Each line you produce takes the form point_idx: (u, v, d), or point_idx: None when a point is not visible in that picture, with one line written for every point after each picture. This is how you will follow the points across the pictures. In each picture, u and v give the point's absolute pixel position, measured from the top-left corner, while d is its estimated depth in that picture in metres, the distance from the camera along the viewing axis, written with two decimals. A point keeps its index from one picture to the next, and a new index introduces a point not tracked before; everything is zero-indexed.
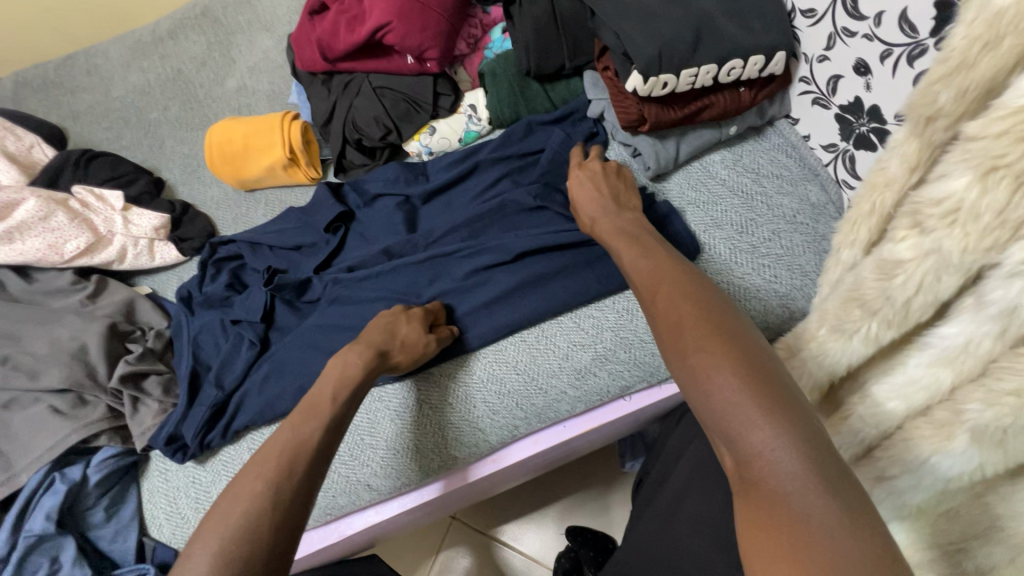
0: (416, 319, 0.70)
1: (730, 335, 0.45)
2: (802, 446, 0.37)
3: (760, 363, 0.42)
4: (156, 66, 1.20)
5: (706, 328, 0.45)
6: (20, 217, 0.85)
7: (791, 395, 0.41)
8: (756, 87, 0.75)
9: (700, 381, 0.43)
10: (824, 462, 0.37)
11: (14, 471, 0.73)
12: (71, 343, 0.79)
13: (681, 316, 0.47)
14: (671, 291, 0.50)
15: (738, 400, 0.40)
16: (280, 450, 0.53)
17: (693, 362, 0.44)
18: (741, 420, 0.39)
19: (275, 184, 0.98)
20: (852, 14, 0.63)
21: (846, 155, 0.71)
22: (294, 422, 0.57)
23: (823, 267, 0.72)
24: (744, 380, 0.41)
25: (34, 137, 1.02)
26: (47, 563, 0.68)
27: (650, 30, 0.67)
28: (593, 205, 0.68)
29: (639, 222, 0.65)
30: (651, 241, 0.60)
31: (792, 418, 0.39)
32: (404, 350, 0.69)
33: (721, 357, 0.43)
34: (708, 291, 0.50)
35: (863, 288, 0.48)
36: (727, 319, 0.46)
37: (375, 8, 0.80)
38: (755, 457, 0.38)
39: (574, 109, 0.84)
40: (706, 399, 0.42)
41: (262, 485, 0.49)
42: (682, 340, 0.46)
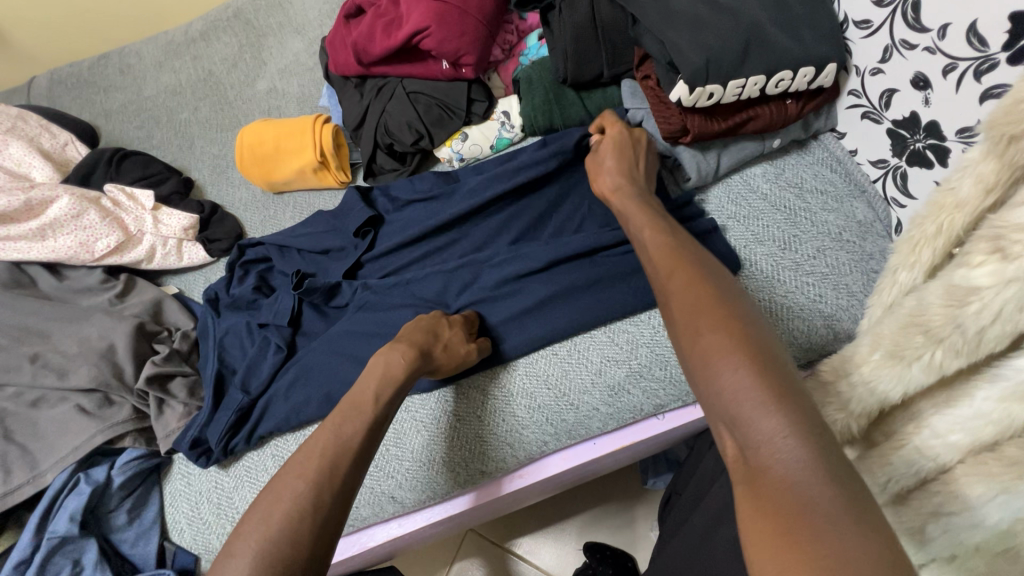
0: (457, 327, 0.69)
1: (747, 323, 0.42)
2: (812, 439, 0.35)
3: (774, 352, 0.40)
4: (188, 67, 1.21)
5: (721, 313, 0.43)
6: (54, 215, 0.85)
7: (801, 387, 0.39)
8: (803, 100, 0.72)
9: (712, 364, 0.40)
10: (834, 456, 0.34)
11: (39, 470, 0.72)
12: (100, 342, 0.78)
13: (696, 300, 0.45)
14: (688, 275, 0.49)
15: (749, 385, 0.38)
16: (322, 450, 0.52)
17: (704, 346, 0.42)
18: (749, 406, 0.37)
19: (304, 187, 0.98)
20: (912, 26, 0.60)
21: (898, 172, 0.69)
22: (337, 421, 0.56)
23: (872, 288, 0.69)
24: (756, 365, 0.39)
25: (68, 135, 1.03)
26: (69, 566, 0.67)
27: (699, 38, 0.65)
28: (609, 176, 0.68)
29: (653, 206, 0.63)
30: (670, 226, 0.58)
31: (804, 409, 0.36)
32: (447, 353, 0.66)
33: (734, 341, 0.41)
34: (725, 280, 0.48)
35: (928, 312, 0.45)
36: (743, 306, 0.44)
37: (413, 13, 0.79)
38: (760, 442, 0.36)
39: None
40: (715, 382, 0.40)
41: (303, 487, 0.48)
42: (696, 323, 0.44)
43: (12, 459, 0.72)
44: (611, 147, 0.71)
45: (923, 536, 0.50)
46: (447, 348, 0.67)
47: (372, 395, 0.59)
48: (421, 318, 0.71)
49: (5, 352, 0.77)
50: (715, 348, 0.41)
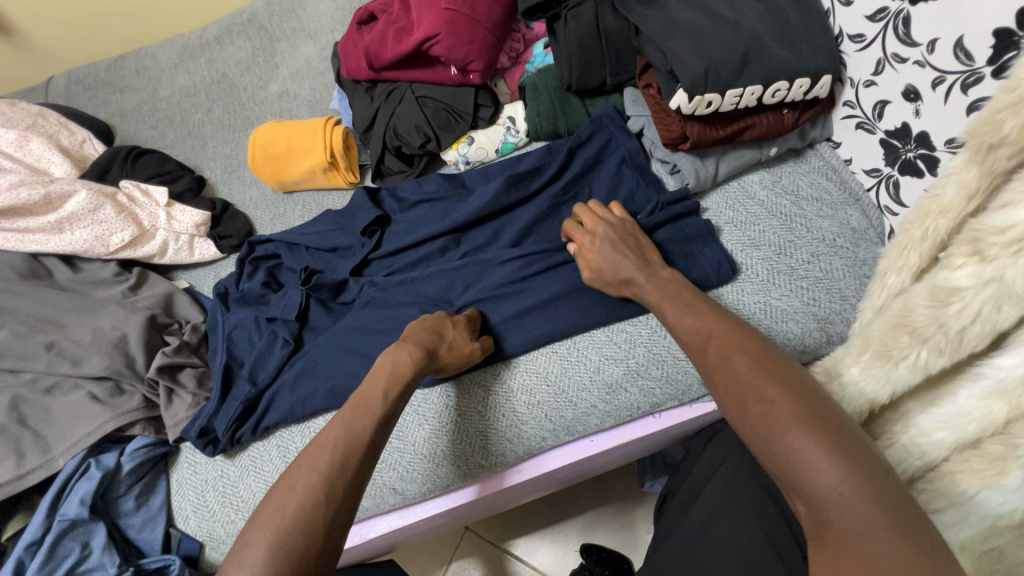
0: (461, 326, 0.72)
1: (790, 386, 0.46)
2: (870, 489, 0.38)
3: (821, 409, 0.44)
4: (202, 69, 1.24)
5: (764, 381, 0.47)
6: (71, 209, 0.87)
7: (852, 434, 0.42)
8: (799, 109, 0.75)
9: (765, 434, 0.43)
10: (894, 503, 0.37)
11: (51, 455, 0.74)
12: (114, 333, 0.81)
13: (738, 372, 0.49)
14: (725, 345, 0.52)
15: (804, 448, 0.41)
16: (333, 443, 0.54)
17: (755, 417, 0.45)
18: (805, 464, 0.40)
19: (313, 187, 1.00)
20: (903, 41, 0.63)
21: (890, 181, 0.71)
22: (347, 416, 0.57)
23: (864, 293, 0.71)
24: (808, 428, 0.42)
25: (85, 133, 1.06)
26: (78, 549, 0.69)
27: (699, 49, 0.68)
28: (623, 270, 0.68)
29: (679, 281, 0.66)
30: (695, 300, 0.62)
31: (858, 462, 0.39)
32: (452, 353, 0.69)
33: (781, 407, 0.44)
34: (762, 346, 0.52)
35: (913, 313, 0.48)
36: (782, 368, 0.48)
37: (424, 20, 0.82)
38: (823, 502, 0.38)
39: (601, 121, 0.84)
40: (772, 451, 0.43)
41: (315, 478, 0.50)
42: (742, 396, 0.47)
43: (26, 443, 0.74)
44: (608, 236, 0.71)
45: None
46: (453, 348, 0.69)
47: (380, 389, 0.61)
48: (425, 317, 0.73)
49: (21, 339, 0.80)
50: (764, 418, 0.44)
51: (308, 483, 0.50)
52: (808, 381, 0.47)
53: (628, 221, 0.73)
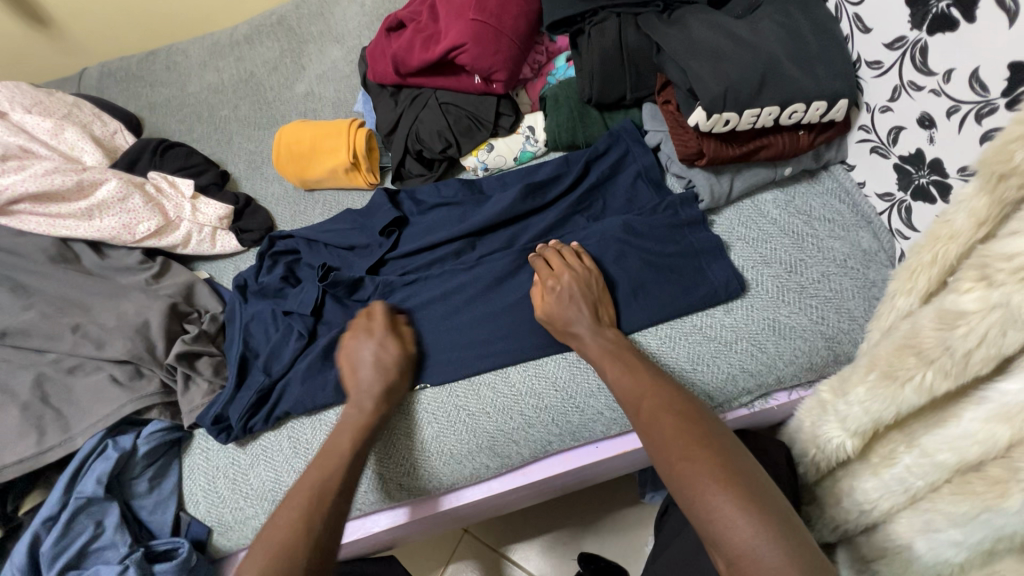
0: (382, 334, 0.75)
1: (709, 442, 0.56)
2: (780, 541, 0.47)
3: (736, 464, 0.54)
4: (230, 67, 1.28)
5: (686, 439, 0.56)
6: (102, 197, 0.90)
7: (761, 486, 0.52)
8: (815, 132, 0.76)
9: (692, 493, 0.53)
10: (799, 548, 0.47)
11: (70, 434, 0.76)
12: (137, 318, 0.83)
13: (663, 429, 0.58)
14: (658, 407, 0.60)
15: (724, 506, 0.50)
16: (310, 488, 0.61)
17: (680, 473, 0.54)
18: (726, 522, 0.49)
19: (334, 186, 1.03)
20: (920, 69, 0.64)
21: (903, 205, 0.72)
22: (323, 464, 0.64)
23: (872, 314, 0.73)
24: (726, 487, 0.51)
25: (117, 124, 1.09)
26: (92, 527, 0.70)
27: (719, 69, 0.70)
28: (572, 322, 0.72)
29: (620, 339, 0.71)
30: (631, 355, 0.68)
31: (768, 513, 0.49)
32: (403, 376, 0.75)
33: (701, 465, 0.54)
34: (682, 403, 0.61)
35: (921, 336, 0.49)
36: (704, 428, 0.57)
37: (451, 30, 0.85)
38: (741, 555, 0.48)
39: (616, 137, 0.86)
40: (699, 507, 0.52)
41: (298, 515, 0.58)
42: (666, 452, 0.57)
43: (47, 422, 0.76)
44: (569, 283, 0.73)
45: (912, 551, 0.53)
46: (400, 368, 0.74)
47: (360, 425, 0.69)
48: (352, 356, 0.74)
49: (47, 320, 0.82)
50: (690, 477, 0.53)
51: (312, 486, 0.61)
52: (719, 430, 0.58)
53: (593, 270, 0.75)
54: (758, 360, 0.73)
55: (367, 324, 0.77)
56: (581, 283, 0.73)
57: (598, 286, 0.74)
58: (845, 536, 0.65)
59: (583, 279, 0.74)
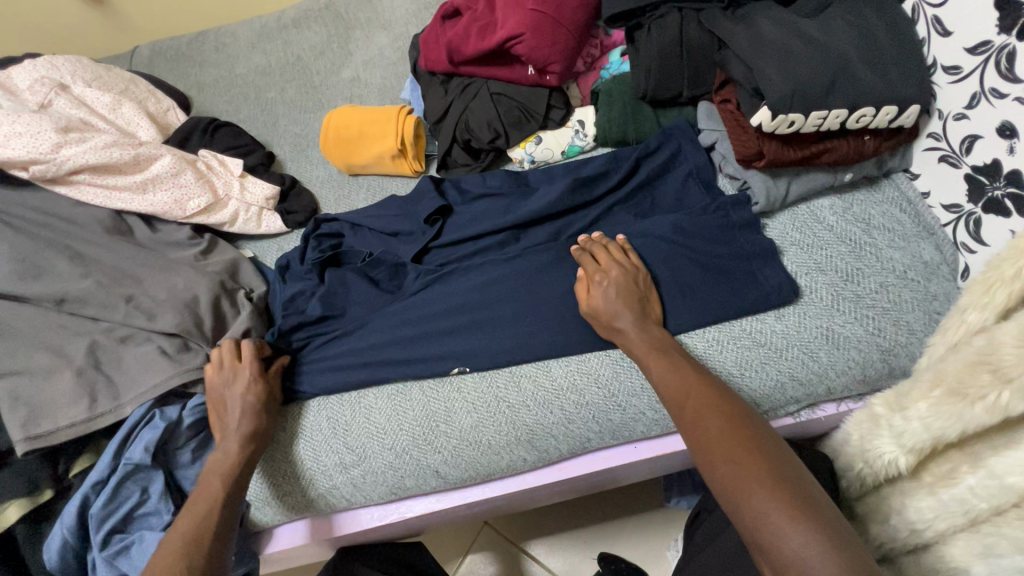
0: (247, 379, 0.74)
1: (759, 448, 0.54)
2: (829, 550, 0.46)
3: (785, 470, 0.52)
4: (278, 50, 1.29)
5: (733, 442, 0.55)
6: (156, 171, 0.92)
7: (809, 495, 0.50)
8: (881, 137, 0.74)
9: (737, 497, 0.52)
10: (849, 558, 0.46)
11: (120, 402, 0.77)
12: (186, 293, 0.85)
13: (709, 431, 0.57)
14: (703, 408, 0.59)
15: (770, 512, 0.49)
16: (185, 534, 0.64)
17: (725, 477, 0.53)
18: (771, 529, 0.49)
19: (379, 172, 1.03)
20: (1005, 76, 0.61)
21: (971, 218, 0.70)
22: (189, 509, 0.67)
23: (932, 330, 0.70)
24: (774, 493, 0.50)
25: (170, 102, 1.11)
26: (138, 493, 0.73)
27: (788, 68, 0.68)
28: (617, 319, 0.70)
29: (666, 338, 0.69)
30: (676, 354, 0.67)
31: (819, 522, 0.48)
32: (268, 420, 0.75)
33: (747, 470, 0.53)
34: (730, 406, 0.59)
35: (1000, 352, 0.48)
36: (750, 432, 0.56)
37: (509, 19, 0.84)
38: (788, 563, 0.47)
39: (669, 136, 0.85)
40: (745, 511, 0.51)
41: (173, 563, 0.61)
42: (711, 453, 0.56)
43: (99, 388, 0.78)
44: (616, 278, 0.72)
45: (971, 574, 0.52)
46: (266, 412, 0.74)
47: (226, 470, 0.70)
48: (218, 401, 0.74)
49: (101, 290, 0.84)
50: (735, 481, 0.52)
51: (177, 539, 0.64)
52: (768, 435, 0.56)
53: (638, 267, 0.74)
54: (809, 369, 0.71)
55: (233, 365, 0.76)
56: (628, 280, 0.72)
57: (645, 284, 0.73)
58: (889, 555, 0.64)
59: (627, 274, 0.73)
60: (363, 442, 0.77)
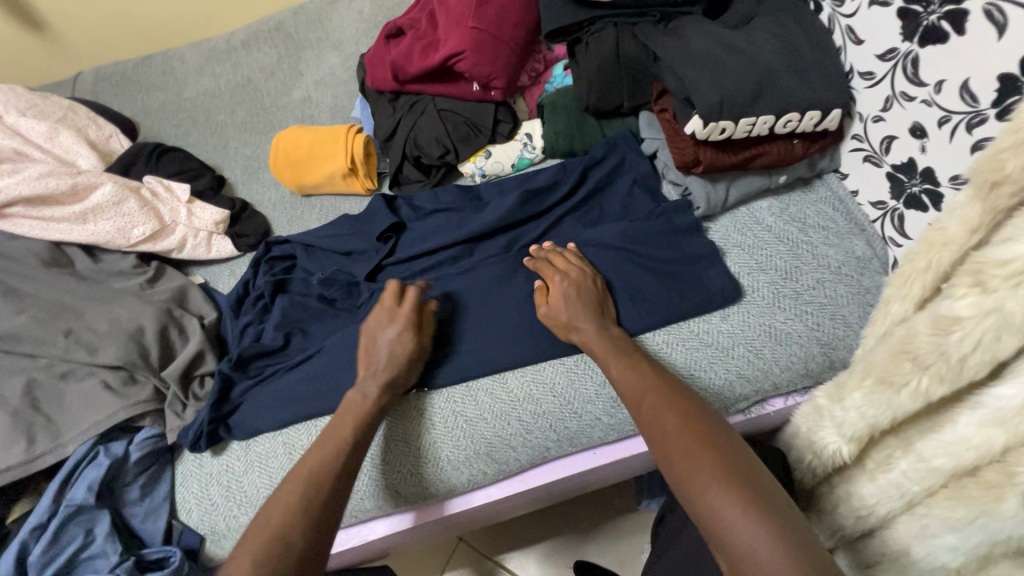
0: (405, 323, 0.73)
1: (714, 444, 0.54)
2: (782, 541, 0.45)
3: (739, 464, 0.52)
4: (227, 73, 1.27)
5: (689, 437, 0.55)
6: (97, 201, 0.90)
7: (764, 489, 0.49)
8: (808, 140, 0.77)
9: (692, 491, 0.51)
10: (801, 549, 0.45)
11: (61, 442, 0.75)
12: (130, 323, 0.82)
13: (667, 426, 0.57)
14: (661, 406, 0.59)
15: (723, 505, 0.48)
16: (311, 471, 0.60)
17: (681, 472, 0.53)
18: (725, 523, 0.47)
19: (331, 192, 1.03)
20: (911, 80, 0.65)
21: (895, 214, 0.73)
22: (318, 447, 0.64)
23: (866, 322, 0.73)
24: (727, 487, 0.49)
25: (113, 128, 1.09)
26: (82, 535, 0.69)
27: (715, 78, 0.71)
28: (575, 320, 0.72)
29: (626, 338, 0.71)
30: (637, 354, 0.68)
31: (772, 515, 0.47)
32: (412, 367, 0.73)
33: (702, 464, 0.52)
34: (687, 403, 0.59)
35: (916, 341, 0.49)
36: (707, 428, 0.56)
37: (450, 38, 0.86)
38: (743, 557, 0.45)
39: (615, 145, 0.87)
40: (700, 506, 0.50)
41: (299, 495, 0.57)
42: (669, 451, 0.55)
43: (38, 428, 0.75)
44: (569, 284, 0.73)
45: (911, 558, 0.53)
46: (418, 362, 0.73)
47: (359, 414, 0.68)
48: (376, 342, 0.73)
49: (38, 325, 0.81)
50: (691, 476, 0.52)
51: (282, 512, 0.55)
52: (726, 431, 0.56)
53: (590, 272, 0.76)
54: (755, 366, 0.73)
55: (393, 308, 0.75)
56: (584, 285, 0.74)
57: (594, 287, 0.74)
58: (840, 541, 0.65)
59: (579, 279, 0.74)
60: None
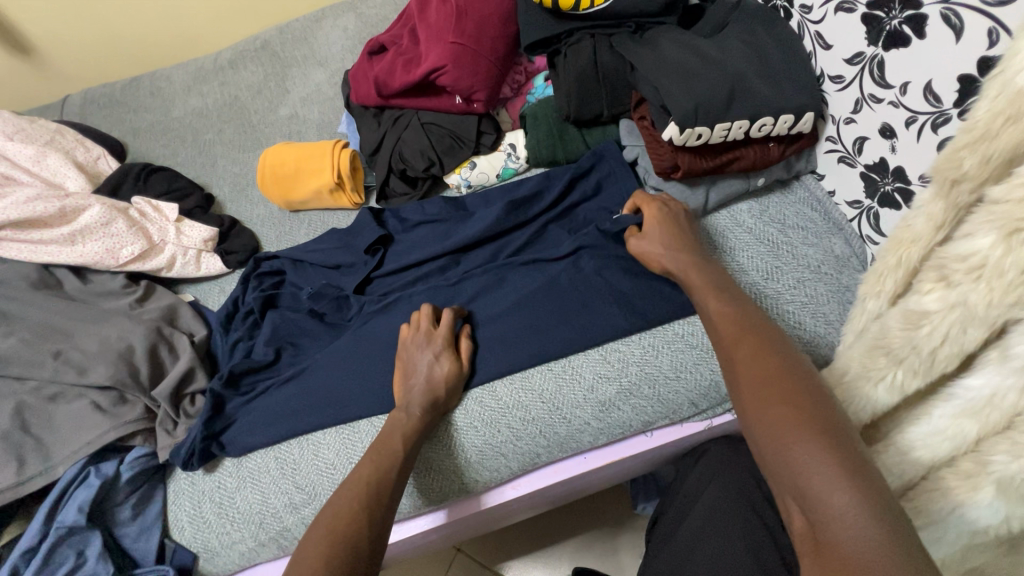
0: (440, 348, 0.74)
1: (815, 398, 0.47)
2: (882, 515, 0.38)
3: (841, 426, 0.44)
4: (215, 92, 1.28)
5: (789, 387, 0.48)
6: (84, 222, 0.90)
7: (867, 461, 0.42)
8: (784, 143, 0.79)
9: (780, 440, 0.44)
10: (902, 530, 0.38)
11: (52, 463, 0.75)
12: (120, 343, 0.82)
13: (764, 372, 0.50)
14: (756, 348, 0.53)
15: (820, 461, 0.42)
16: (367, 483, 0.63)
17: (772, 417, 0.46)
18: (819, 478, 0.41)
19: (319, 206, 1.04)
20: (879, 83, 0.67)
21: (871, 213, 0.75)
22: (371, 459, 0.66)
23: (847, 318, 0.74)
24: (826, 443, 0.43)
25: (100, 150, 1.09)
26: (73, 557, 0.69)
27: (689, 85, 0.72)
28: (661, 249, 0.72)
29: (723, 276, 0.67)
30: (735, 298, 0.62)
31: (876, 488, 0.40)
32: (450, 392, 0.74)
33: (798, 414, 0.45)
34: (793, 355, 0.52)
35: (889, 336, 0.50)
36: (809, 380, 0.48)
37: (431, 53, 0.88)
38: (832, 518, 0.39)
39: (602, 155, 0.88)
40: (786, 456, 0.43)
41: (358, 506, 0.59)
42: (760, 393, 0.48)
43: (28, 450, 0.75)
44: (659, 215, 0.75)
45: None
46: (451, 389, 0.74)
47: (408, 429, 0.70)
48: (409, 364, 0.75)
49: (27, 348, 0.81)
50: (780, 424, 0.45)
51: (346, 519, 0.58)
52: (829, 389, 0.48)
53: (680, 214, 0.76)
54: None
55: (429, 331, 0.76)
56: (671, 224, 0.74)
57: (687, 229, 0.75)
58: None
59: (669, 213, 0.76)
60: (312, 480, 0.75)
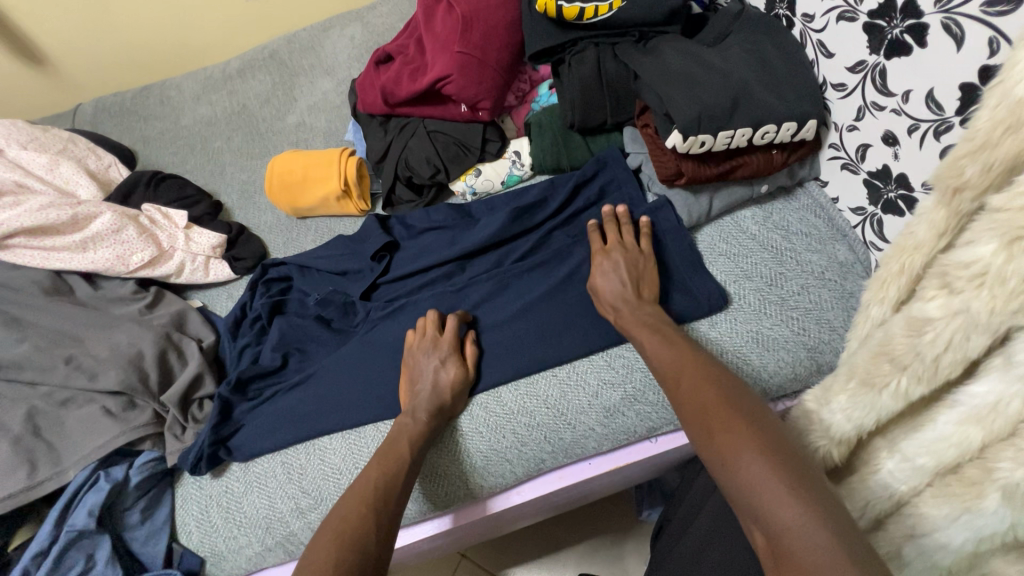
0: (445, 354, 0.75)
1: (755, 418, 0.50)
2: (827, 521, 0.40)
3: (784, 441, 0.47)
4: (223, 100, 1.30)
5: (729, 411, 0.51)
6: (96, 229, 0.92)
7: (812, 470, 0.44)
8: (787, 151, 0.80)
9: (729, 463, 0.47)
10: (847, 531, 0.39)
11: (63, 467, 0.76)
12: (130, 348, 0.84)
13: (705, 404, 0.53)
14: (694, 383, 0.56)
15: (765, 477, 0.44)
16: (374, 489, 0.63)
17: (718, 441, 0.49)
18: (766, 494, 0.43)
19: (326, 214, 1.05)
20: (881, 91, 0.67)
21: (875, 219, 0.75)
22: (378, 465, 0.67)
23: (850, 324, 0.75)
24: (769, 458, 0.45)
25: (112, 158, 1.11)
26: (83, 561, 0.70)
27: (692, 94, 0.73)
28: (615, 292, 0.74)
29: (661, 315, 0.71)
30: (674, 333, 0.67)
31: (819, 494, 0.42)
32: (455, 398, 0.75)
33: (743, 437, 0.48)
34: (734, 383, 0.56)
35: (893, 342, 0.50)
36: (747, 404, 0.52)
37: (437, 63, 0.89)
38: (785, 532, 0.41)
39: (603, 163, 0.88)
40: (736, 479, 0.46)
41: (366, 511, 0.60)
42: (705, 422, 0.52)
43: (39, 454, 0.77)
44: (617, 259, 0.76)
45: (900, 558, 0.52)
46: (456, 394, 0.75)
47: (414, 433, 0.71)
48: (416, 369, 0.76)
49: (39, 353, 0.82)
50: (728, 448, 0.48)
51: (353, 525, 0.58)
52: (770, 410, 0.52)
53: (639, 254, 0.77)
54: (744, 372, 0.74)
55: (435, 337, 0.78)
56: (634, 264, 0.76)
57: (648, 270, 0.76)
58: None
59: (632, 257, 0.76)
60: (319, 485, 0.75)
